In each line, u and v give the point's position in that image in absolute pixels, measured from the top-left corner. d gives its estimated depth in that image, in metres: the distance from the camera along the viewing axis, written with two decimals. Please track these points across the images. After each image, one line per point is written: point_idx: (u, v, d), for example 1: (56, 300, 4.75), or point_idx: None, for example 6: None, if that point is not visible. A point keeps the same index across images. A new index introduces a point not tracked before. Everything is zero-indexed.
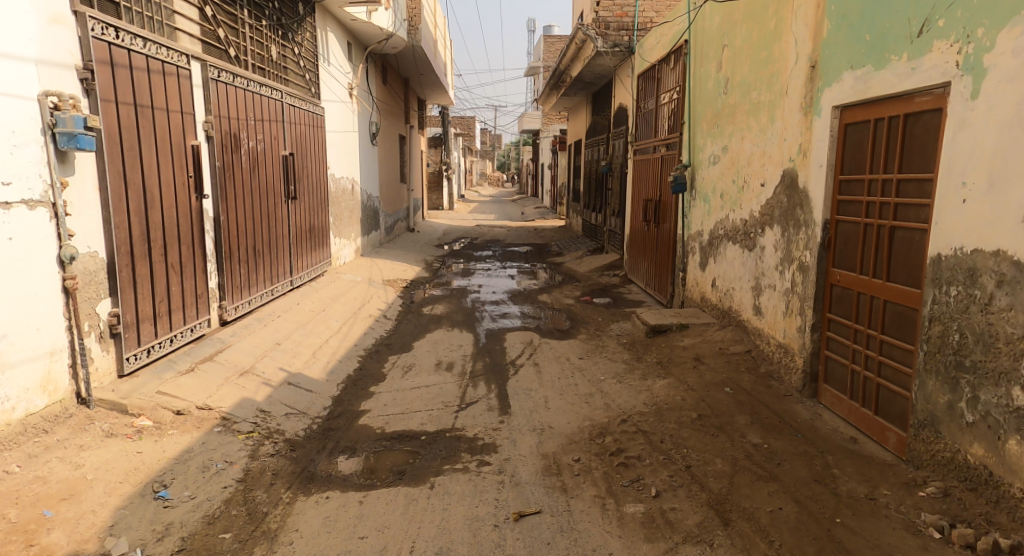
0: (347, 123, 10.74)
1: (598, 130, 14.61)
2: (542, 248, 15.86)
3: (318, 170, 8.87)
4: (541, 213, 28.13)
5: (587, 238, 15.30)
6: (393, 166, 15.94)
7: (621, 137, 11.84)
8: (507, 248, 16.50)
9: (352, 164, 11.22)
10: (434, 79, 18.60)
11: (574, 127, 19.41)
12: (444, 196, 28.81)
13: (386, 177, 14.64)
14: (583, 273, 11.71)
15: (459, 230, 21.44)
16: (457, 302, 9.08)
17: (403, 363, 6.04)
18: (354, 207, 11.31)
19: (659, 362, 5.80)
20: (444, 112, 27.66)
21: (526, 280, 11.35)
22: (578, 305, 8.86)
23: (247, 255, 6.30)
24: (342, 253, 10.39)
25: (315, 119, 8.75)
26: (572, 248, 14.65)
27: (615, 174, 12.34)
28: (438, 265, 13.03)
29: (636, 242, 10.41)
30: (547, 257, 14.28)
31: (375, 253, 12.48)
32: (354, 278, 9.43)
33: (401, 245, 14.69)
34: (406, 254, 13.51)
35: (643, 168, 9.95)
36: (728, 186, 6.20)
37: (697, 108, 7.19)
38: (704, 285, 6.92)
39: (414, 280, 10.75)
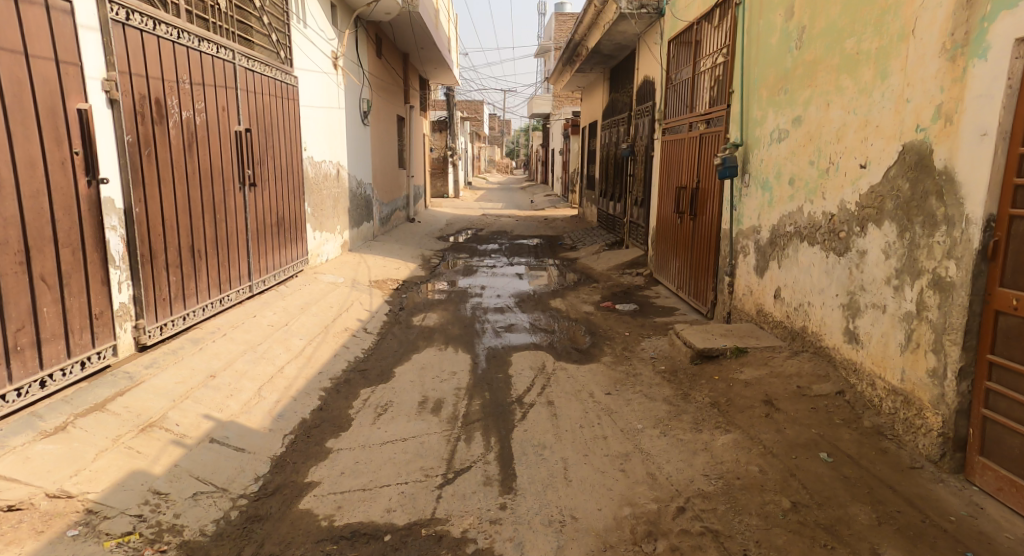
0: (328, 98, 9.32)
1: (618, 110, 13.13)
2: (553, 242, 14.45)
3: (287, 150, 7.41)
4: (551, 201, 26.62)
5: (602, 231, 13.87)
6: (389, 150, 14.49)
7: (646, 116, 10.36)
8: (514, 240, 15.08)
9: (337, 146, 9.83)
10: (436, 56, 17.09)
11: (588, 107, 17.95)
12: (448, 183, 27.36)
13: (379, 162, 13.19)
14: (601, 272, 10.31)
15: (463, 220, 20.01)
16: (455, 308, 7.71)
17: (378, 397, 4.69)
18: (339, 195, 9.92)
19: (714, 403, 4.34)
20: (449, 94, 26.13)
21: (536, 279, 9.96)
22: (598, 314, 7.47)
23: (172, 259, 4.89)
24: (323, 250, 9.02)
25: (283, 90, 7.31)
26: (587, 242, 13.23)
27: (638, 159, 10.88)
28: (437, 261, 11.65)
29: (665, 238, 8.98)
30: (559, 252, 12.86)
31: (365, 248, 11.09)
32: (334, 279, 8.06)
33: (396, 238, 13.27)
34: (402, 248, 12.12)
35: (675, 150, 8.49)
36: (803, 170, 4.69)
37: (754, 72, 5.71)
38: (762, 296, 5.49)
39: (407, 280, 9.37)
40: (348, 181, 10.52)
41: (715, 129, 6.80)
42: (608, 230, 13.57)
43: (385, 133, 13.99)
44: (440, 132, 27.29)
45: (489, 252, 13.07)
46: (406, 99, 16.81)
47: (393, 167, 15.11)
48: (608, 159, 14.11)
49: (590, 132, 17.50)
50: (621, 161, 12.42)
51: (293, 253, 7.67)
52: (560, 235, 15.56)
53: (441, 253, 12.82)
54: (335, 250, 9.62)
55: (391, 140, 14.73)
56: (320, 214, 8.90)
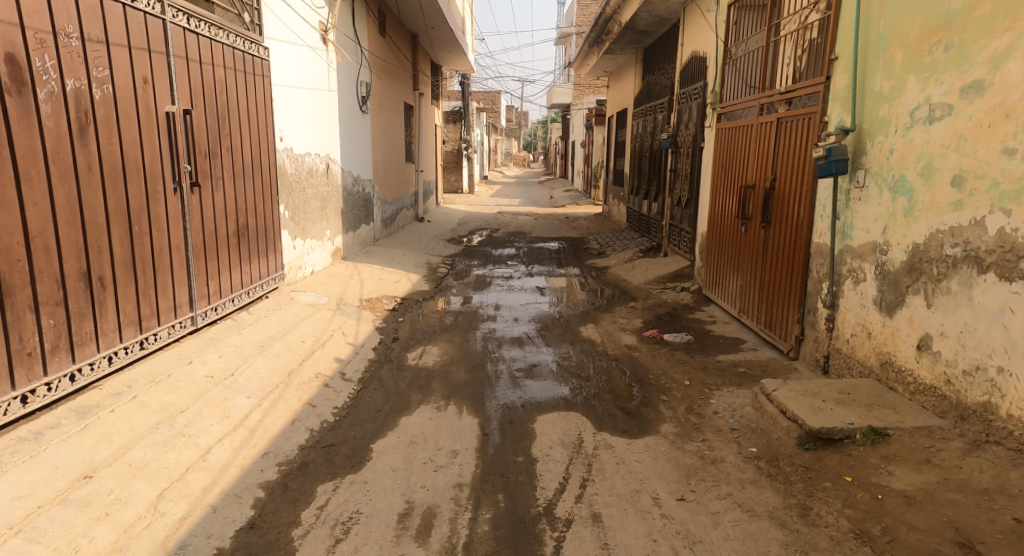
0: (314, 79, 7.85)
1: (655, 95, 11.52)
2: (578, 245, 12.90)
3: (248, 140, 5.79)
4: (572, 197, 25.02)
5: (635, 234, 12.29)
6: (394, 141, 13.00)
7: (695, 100, 8.76)
8: (533, 243, 13.54)
9: (327, 137, 8.37)
10: (449, 38, 15.56)
11: (617, 94, 16.35)
12: (462, 178, 25.93)
13: (381, 155, 11.69)
14: (638, 286, 8.76)
15: (477, 218, 18.55)
16: (463, 339, 6.21)
17: (341, 502, 3.21)
18: (329, 195, 8.46)
19: (860, 534, 2.77)
20: (463, 83, 24.57)
21: (560, 295, 8.44)
22: (643, 348, 5.93)
23: (40, 291, 3.29)
24: (306, 264, 7.57)
25: (243, 63, 5.71)
26: (618, 246, 11.66)
27: (683, 152, 9.27)
28: (445, 270, 10.16)
29: (722, 249, 7.35)
30: (585, 258, 11.32)
31: (360, 256, 9.63)
32: (315, 300, 6.60)
33: (399, 242, 11.80)
34: (405, 255, 10.65)
35: (741, 140, 6.85)
36: (998, 162, 3.08)
37: (882, 25, 4.05)
38: (888, 345, 3.83)
39: (407, 298, 7.89)
40: (341, 178, 9.05)
41: (805, 112, 5.19)
42: (642, 234, 11.99)
43: (390, 123, 12.47)
44: (454, 122, 25.75)
45: (505, 258, 11.57)
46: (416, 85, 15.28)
47: (400, 160, 13.62)
48: (641, 153, 12.51)
49: (618, 121, 15.90)
50: (659, 154, 10.81)
51: (260, 267, 6.14)
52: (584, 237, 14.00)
53: (450, 259, 11.32)
54: (322, 261, 8.16)
55: (397, 130, 13.24)
56: (303, 218, 7.44)
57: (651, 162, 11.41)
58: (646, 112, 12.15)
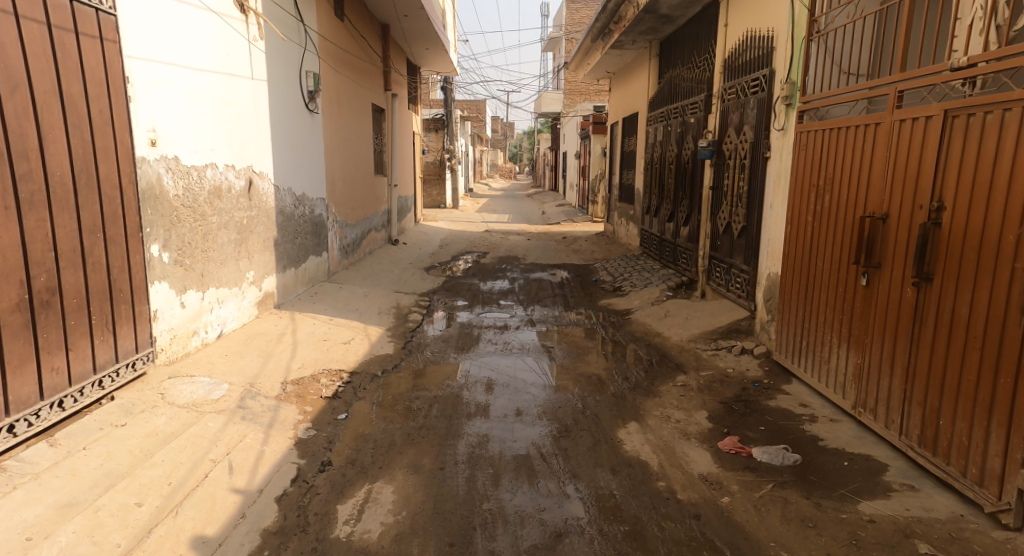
0: (221, 60, 5.55)
1: (682, 91, 9.31)
2: (586, 277, 10.60)
3: (57, 143, 3.50)
4: (567, 212, 22.76)
5: (657, 265, 9.99)
6: (358, 149, 10.64)
7: (754, 94, 6.53)
8: (528, 273, 11.21)
9: (246, 142, 6.02)
10: (427, 32, 13.30)
11: (625, 95, 14.13)
12: (446, 192, 23.71)
13: (338, 165, 9.35)
14: (679, 346, 6.47)
15: (462, 239, 16.27)
16: (435, 462, 3.88)
17: None
18: (251, 225, 6.13)
19: None
20: (445, 87, 22.31)
21: (572, 360, 6.14)
22: (732, 485, 3.62)
23: None
24: (207, 326, 5.20)
25: (40, 8, 3.42)
26: (638, 281, 9.36)
27: (732, 164, 7.02)
28: (417, 315, 7.81)
29: (818, 306, 5.03)
30: (597, 297, 9.01)
31: (301, 302, 7.24)
32: (204, 393, 4.23)
33: (361, 277, 9.42)
34: (367, 296, 8.27)
35: (846, 146, 4.61)
36: None
37: None
38: None
39: (359, 370, 5.52)
40: (271, 198, 6.71)
41: None
42: (666, 265, 9.70)
43: (351, 126, 10.13)
44: (436, 132, 23.46)
45: (495, 295, 9.23)
46: (387, 84, 12.94)
47: (366, 172, 11.28)
48: (660, 165, 10.24)
49: (627, 127, 13.65)
50: (693, 166, 8.55)
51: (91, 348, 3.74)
52: (589, 266, 11.69)
53: (426, 297, 8.96)
54: (237, 317, 5.79)
55: (362, 136, 10.91)
56: (201, 259, 5.08)
57: (679, 177, 9.15)
58: (669, 115, 9.90)
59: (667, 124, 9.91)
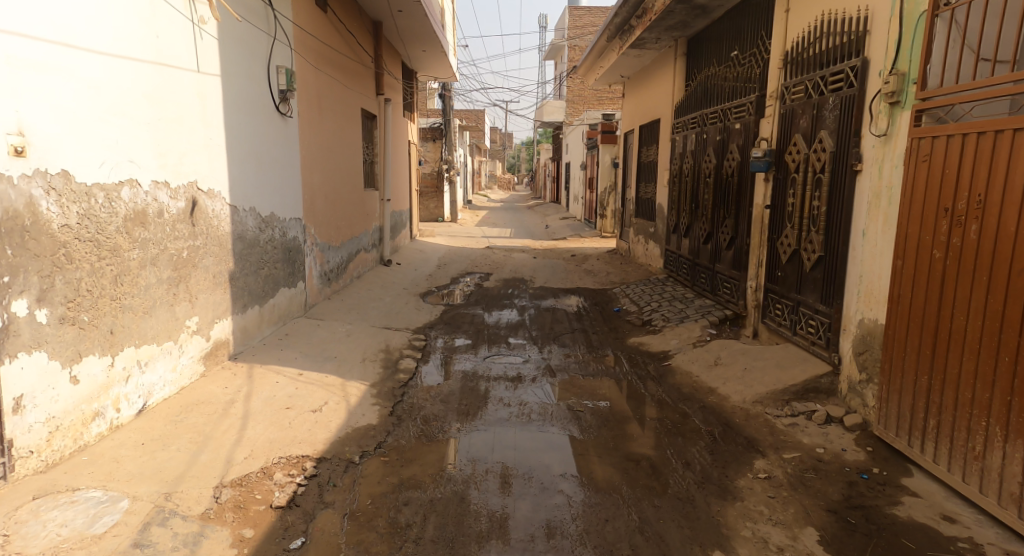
0: (156, 47, 4.29)
1: (721, 92, 7.98)
2: (607, 307, 9.20)
3: None
4: (572, 226, 21.39)
5: (691, 295, 8.59)
6: (345, 160, 9.29)
7: (831, 91, 5.20)
8: (538, 300, 9.84)
9: (187, 153, 4.70)
10: (425, 31, 11.96)
11: (643, 100, 12.81)
12: (444, 205, 22.37)
13: (318, 179, 7.98)
14: (741, 409, 5.08)
15: (462, 257, 14.89)
16: None
17: None
18: (194, 258, 4.78)
19: None
20: (444, 95, 20.99)
21: (609, 430, 4.76)
22: None
23: None
24: (119, 401, 3.83)
25: None
26: (671, 315, 7.96)
27: (799, 177, 5.69)
28: (409, 361, 6.41)
29: (943, 378, 3.76)
30: (624, 335, 7.61)
31: (265, 350, 5.86)
32: (81, 526, 2.99)
33: (345, 310, 8.02)
34: (349, 336, 6.88)
35: (1010, 159, 3.37)
36: None
37: None
38: None
39: (333, 453, 4.15)
40: (225, 222, 5.36)
41: None
42: (703, 296, 8.30)
43: (335, 134, 8.77)
44: (434, 141, 22.10)
45: (502, 331, 7.83)
46: (380, 88, 11.59)
47: (354, 187, 9.93)
48: (693, 178, 8.87)
49: (647, 135, 12.32)
50: (740, 180, 7.20)
51: None
52: (608, 292, 10.29)
53: (420, 334, 7.55)
54: (168, 380, 4.42)
55: (349, 146, 9.57)
56: (111, 310, 3.73)
57: (720, 192, 7.79)
58: (703, 120, 8.56)
59: (701, 131, 8.57)
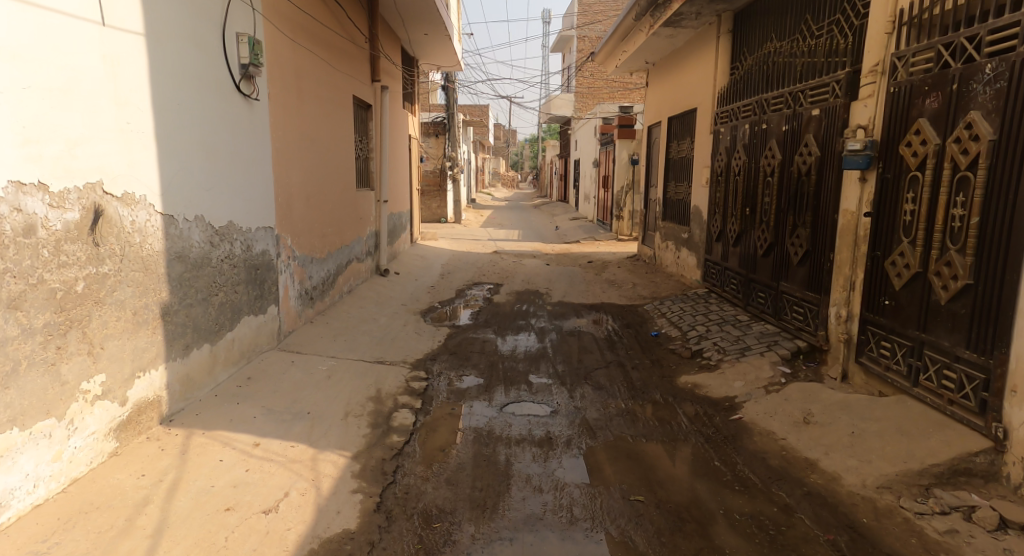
0: None
1: (789, 70, 6.52)
2: (642, 331, 7.77)
3: None
4: (585, 228, 19.99)
5: (748, 321, 7.15)
6: (333, 155, 7.86)
7: (995, 57, 3.75)
8: (558, 319, 8.43)
9: (81, 140, 3.31)
10: (427, 11, 10.55)
11: (673, 89, 11.38)
12: (448, 205, 21.02)
13: (297, 179, 6.54)
14: (866, 500, 3.65)
15: (469, 264, 13.49)
16: None
17: None
18: (97, 294, 3.42)
19: None
20: (447, 87, 19.54)
21: (685, 538, 3.35)
22: None
23: None
24: None
25: None
26: (728, 347, 6.52)
27: (924, 175, 4.25)
28: (405, 412, 4.99)
29: None
30: (672, 373, 6.17)
31: (215, 406, 4.44)
32: None
33: (330, 338, 6.59)
34: (332, 377, 5.47)
35: None
36: None
37: None
38: None
39: None
40: (156, 238, 3.95)
41: None
42: (768, 324, 6.87)
43: (320, 125, 7.37)
44: (436, 137, 20.66)
45: (521, 365, 6.40)
46: (376, 74, 10.12)
47: (345, 187, 8.49)
48: (749, 178, 7.42)
49: (680, 128, 10.91)
50: (821, 180, 5.77)
51: None
52: (640, 310, 8.86)
53: (421, 369, 6.13)
54: (48, 476, 3.08)
55: (339, 140, 8.14)
56: None
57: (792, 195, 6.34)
58: (762, 107, 7.10)
59: (760, 120, 7.11)
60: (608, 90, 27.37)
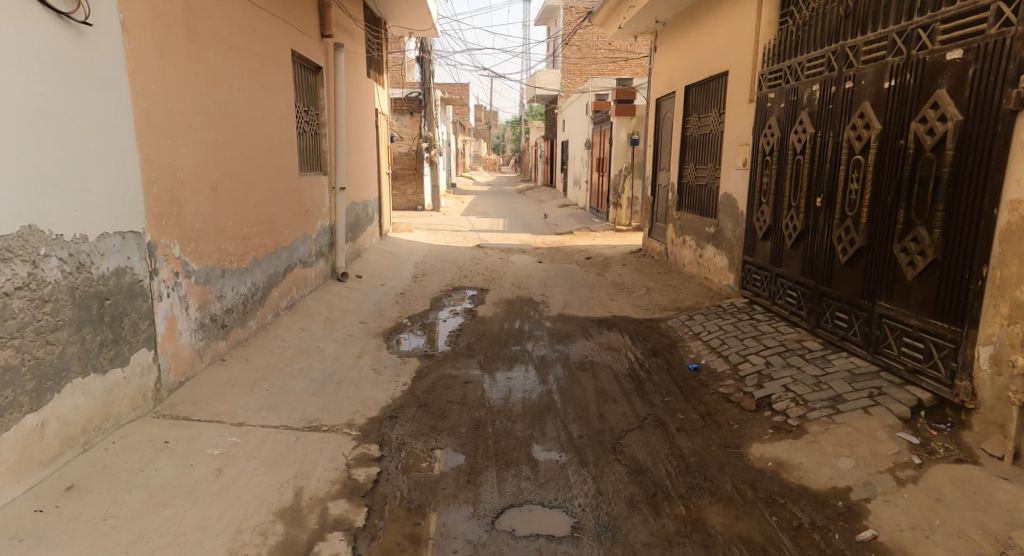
0: None
1: (904, 1, 4.58)
2: (676, 364, 5.85)
3: None
4: (577, 217, 18.08)
5: (824, 354, 5.26)
6: (262, 125, 5.78)
7: None
8: (562, 342, 6.50)
9: None
10: None
11: (692, 53, 9.49)
12: (424, 191, 18.95)
13: (197, 157, 4.48)
14: None
15: (448, 263, 11.54)
16: None
17: None
18: None
19: None
20: (422, 58, 17.38)
21: None
22: None
23: None
24: None
25: None
26: (809, 397, 4.64)
27: None
28: (336, 541, 3.02)
29: None
30: (739, 441, 4.27)
31: None
32: None
33: (244, 388, 4.57)
34: (226, 473, 3.38)
35: None
36: None
37: None
38: None
39: None
40: None
41: None
42: (855, 360, 4.99)
43: (245, 84, 5.37)
44: (411, 115, 18.52)
45: (521, 427, 4.47)
46: (325, 27, 8.02)
47: (282, 168, 6.41)
48: (828, 157, 5.51)
49: (706, 99, 9.08)
50: (966, 161, 3.96)
51: None
52: (666, 329, 6.94)
53: (374, 440, 4.16)
54: None
55: (272, 105, 6.04)
56: None
57: (909, 180, 4.43)
58: (853, 57, 5.17)
59: (849, 76, 5.20)
60: (597, 65, 25.30)
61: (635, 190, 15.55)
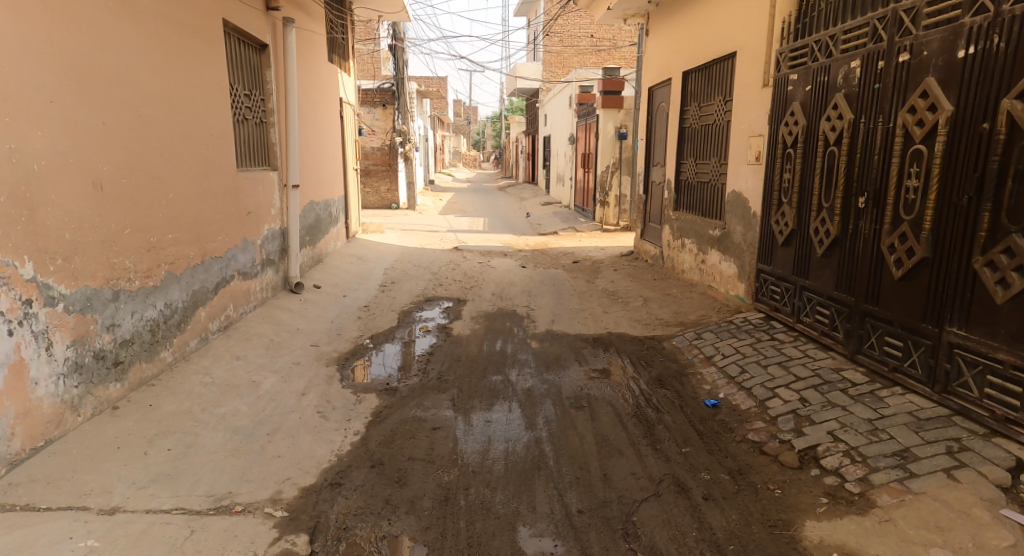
0: None
1: None
2: (689, 399, 4.84)
3: None
4: (561, 216, 17.13)
5: (872, 390, 4.27)
6: (181, 111, 4.68)
7: None
8: (551, 369, 5.52)
9: None
10: None
11: (691, 35, 8.50)
12: (398, 187, 17.83)
13: (67, 145, 3.41)
14: None
15: (420, 268, 10.48)
16: None
17: None
18: None
19: None
20: (394, 45, 16.21)
21: None
22: None
23: None
24: None
25: None
26: (865, 450, 3.65)
27: None
28: None
29: None
30: (786, 516, 3.28)
31: None
32: None
33: (135, 451, 3.49)
34: None
35: None
36: None
37: None
38: None
39: None
40: None
41: None
42: (916, 400, 4.01)
43: (155, 56, 4.30)
44: (383, 107, 17.31)
45: (503, 497, 3.45)
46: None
47: (215, 164, 5.30)
48: (874, 147, 4.52)
49: (708, 87, 8.09)
50: None
51: None
52: (673, 351, 5.93)
53: (304, 527, 3.11)
54: None
55: (199, 87, 4.94)
56: None
57: (998, 174, 3.56)
58: (912, 23, 4.21)
59: (905, 47, 4.24)
60: (579, 57, 24.33)
61: (624, 188, 14.59)
